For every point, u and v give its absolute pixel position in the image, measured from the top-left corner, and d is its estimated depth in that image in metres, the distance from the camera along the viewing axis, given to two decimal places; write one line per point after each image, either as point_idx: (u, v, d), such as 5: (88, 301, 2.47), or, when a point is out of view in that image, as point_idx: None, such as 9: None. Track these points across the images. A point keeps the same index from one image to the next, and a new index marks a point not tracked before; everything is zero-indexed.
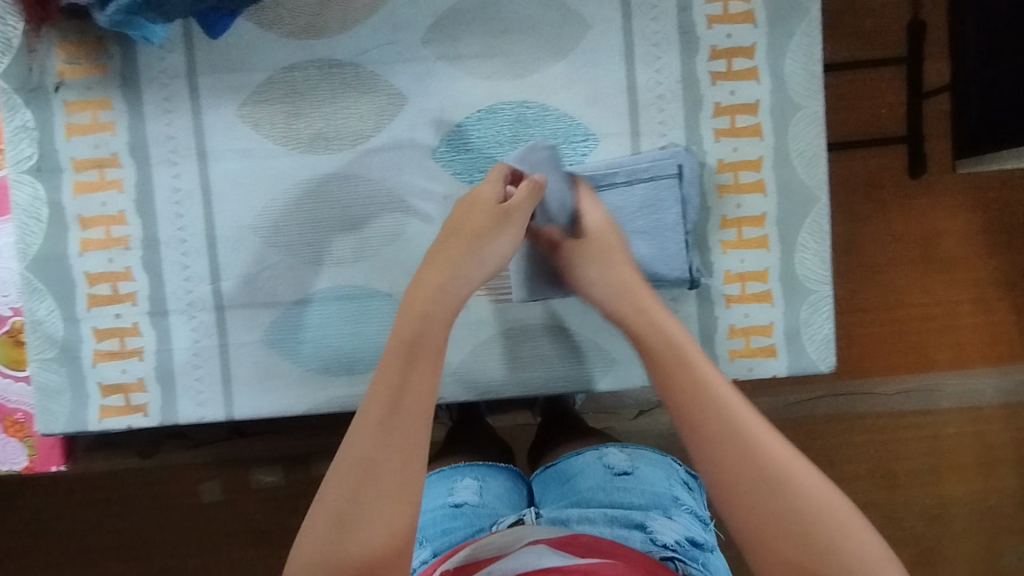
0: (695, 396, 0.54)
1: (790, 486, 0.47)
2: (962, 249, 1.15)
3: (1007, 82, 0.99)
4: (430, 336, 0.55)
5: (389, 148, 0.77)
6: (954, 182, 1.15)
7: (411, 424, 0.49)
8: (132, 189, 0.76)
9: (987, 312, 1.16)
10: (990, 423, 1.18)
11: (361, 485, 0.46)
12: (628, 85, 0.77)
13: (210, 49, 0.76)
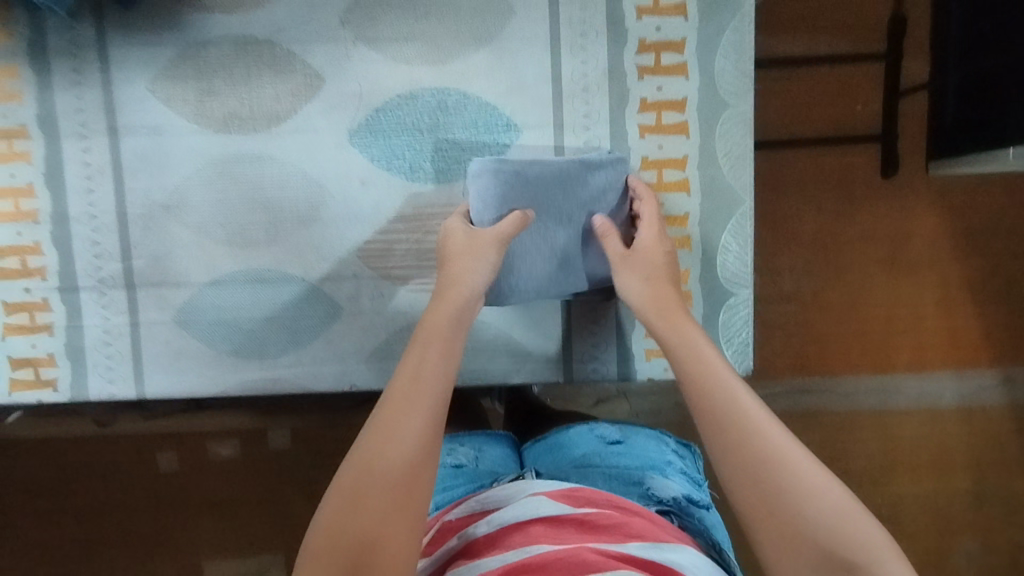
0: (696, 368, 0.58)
1: (770, 451, 0.50)
2: (928, 251, 1.14)
3: (978, 85, 0.96)
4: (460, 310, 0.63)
5: (303, 131, 0.76)
6: (914, 185, 1.13)
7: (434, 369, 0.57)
8: (40, 162, 0.75)
9: (951, 317, 1.15)
10: (947, 426, 1.17)
11: (388, 427, 0.52)
12: (552, 75, 0.76)
13: (121, 20, 0.74)
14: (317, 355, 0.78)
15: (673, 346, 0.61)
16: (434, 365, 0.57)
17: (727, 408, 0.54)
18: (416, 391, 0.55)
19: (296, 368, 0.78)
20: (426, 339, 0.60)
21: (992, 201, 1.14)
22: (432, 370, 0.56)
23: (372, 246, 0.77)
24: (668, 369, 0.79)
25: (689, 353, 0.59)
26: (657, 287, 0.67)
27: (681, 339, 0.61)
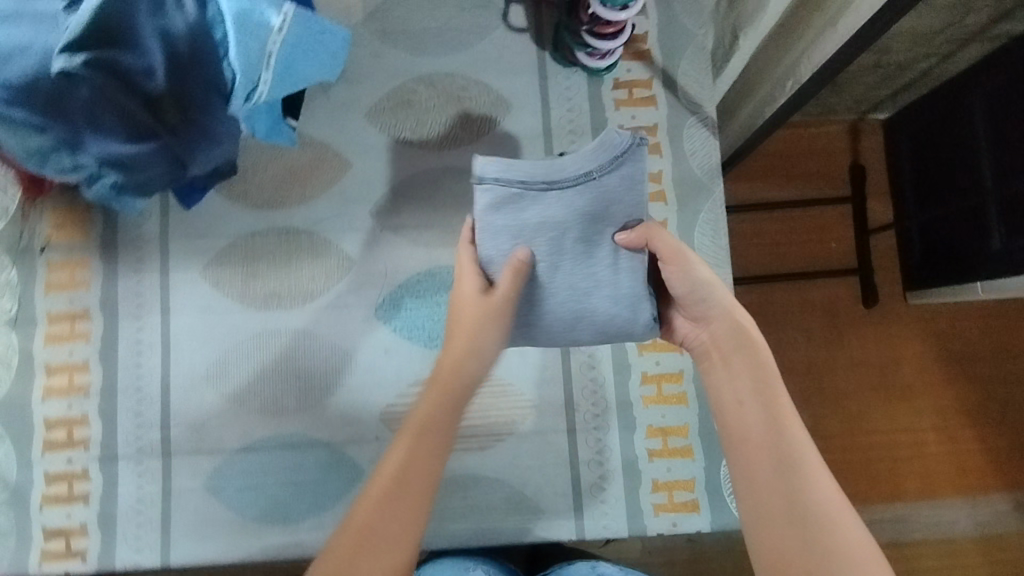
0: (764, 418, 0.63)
1: (814, 508, 0.58)
2: (918, 376, 1.21)
3: (939, 228, 1.09)
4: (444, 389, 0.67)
5: (334, 307, 0.85)
6: (894, 311, 1.22)
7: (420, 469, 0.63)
8: (97, 341, 0.84)
9: (952, 441, 1.20)
10: (968, 557, 1.18)
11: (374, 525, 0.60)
12: None
13: (182, 217, 0.86)
14: (340, 518, 0.81)
15: (742, 376, 0.65)
16: (421, 469, 0.63)
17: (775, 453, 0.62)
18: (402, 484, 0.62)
19: (318, 532, 0.81)
20: (421, 432, 0.64)
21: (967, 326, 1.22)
22: (416, 476, 0.62)
23: (393, 409, 0.84)
24: (677, 524, 0.82)
25: (755, 400, 0.64)
26: (719, 327, 0.67)
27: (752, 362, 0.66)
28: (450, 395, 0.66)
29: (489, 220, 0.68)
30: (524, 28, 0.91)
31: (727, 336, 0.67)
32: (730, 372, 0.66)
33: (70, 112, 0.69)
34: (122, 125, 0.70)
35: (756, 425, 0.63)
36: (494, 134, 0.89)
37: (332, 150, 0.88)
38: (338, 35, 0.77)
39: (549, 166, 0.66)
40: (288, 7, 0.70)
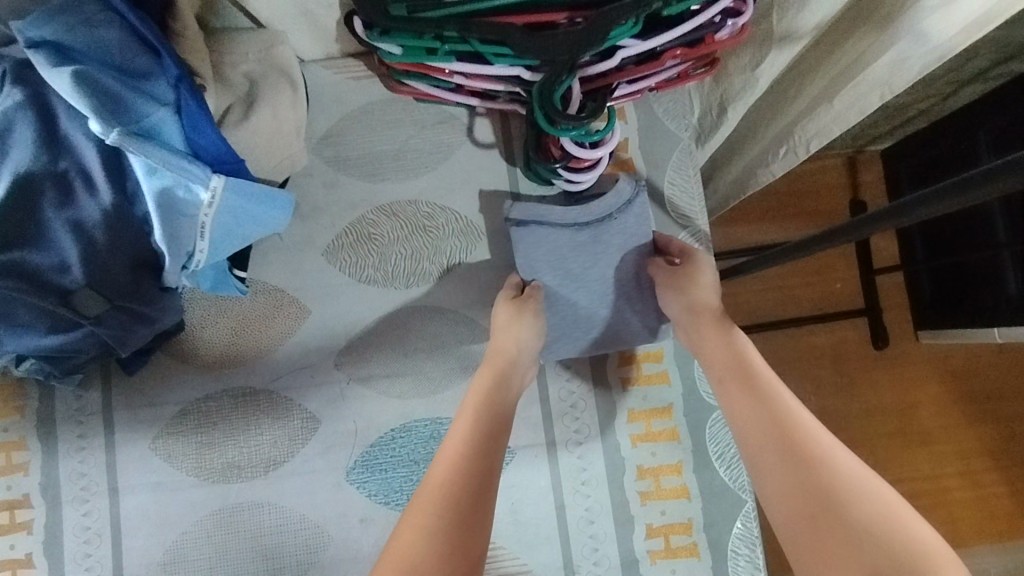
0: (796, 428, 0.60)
1: (818, 453, 0.57)
2: (936, 419, 1.18)
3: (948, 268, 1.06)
4: (489, 380, 0.68)
5: (301, 473, 0.77)
6: (909, 352, 1.18)
7: (478, 456, 0.61)
8: (40, 531, 0.75)
9: (977, 484, 1.17)
10: None
11: (427, 509, 0.56)
12: (539, 396, 0.78)
13: (127, 384, 0.78)
14: None
15: (718, 354, 0.68)
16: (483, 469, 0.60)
17: (761, 410, 0.62)
18: (456, 469, 0.59)
19: None
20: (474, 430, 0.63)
21: (986, 364, 1.19)
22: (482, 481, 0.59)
23: None
24: None
25: (736, 376, 0.66)
26: (691, 313, 0.72)
27: (726, 341, 0.69)
28: (499, 385, 0.68)
29: (529, 257, 0.76)
30: (491, 143, 0.83)
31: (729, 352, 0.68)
32: (740, 391, 0.64)
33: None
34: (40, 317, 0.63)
35: (770, 433, 0.60)
36: (465, 264, 0.81)
37: (288, 296, 0.80)
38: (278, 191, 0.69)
39: (577, 213, 0.75)
40: (217, 181, 0.62)
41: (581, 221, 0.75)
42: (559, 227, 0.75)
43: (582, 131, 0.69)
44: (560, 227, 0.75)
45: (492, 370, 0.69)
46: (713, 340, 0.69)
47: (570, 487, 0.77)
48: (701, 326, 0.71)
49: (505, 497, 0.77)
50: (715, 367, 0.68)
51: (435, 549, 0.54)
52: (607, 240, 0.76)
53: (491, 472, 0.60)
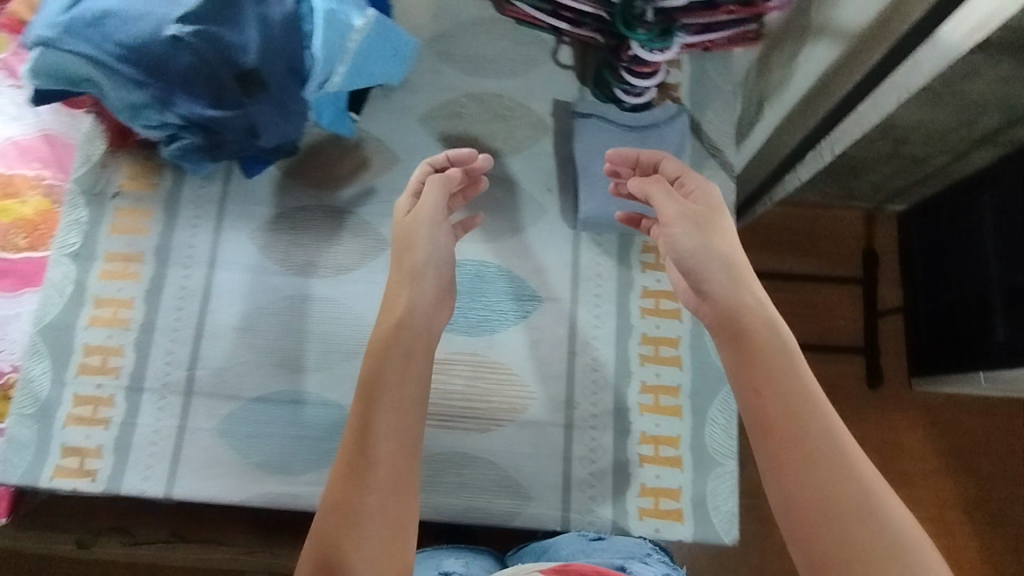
0: (801, 407, 0.64)
1: (846, 461, 0.61)
2: (920, 465, 1.28)
3: (943, 312, 1.17)
4: (409, 342, 0.73)
5: (366, 281, 0.92)
6: (902, 399, 1.30)
7: (388, 455, 0.66)
8: (146, 282, 0.91)
9: (949, 534, 1.24)
10: None
11: (342, 516, 0.63)
12: (571, 261, 0.94)
13: (242, 185, 0.95)
14: None
15: (761, 335, 0.68)
16: (395, 433, 0.68)
17: (803, 418, 0.63)
18: (371, 471, 0.65)
19: (316, 487, 0.85)
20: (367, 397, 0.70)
21: (972, 424, 1.29)
22: (395, 440, 0.67)
23: None
24: (660, 531, 0.85)
25: (767, 380, 0.66)
26: (718, 260, 0.72)
27: (760, 325, 0.69)
28: (408, 340, 0.73)
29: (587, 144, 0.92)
30: (570, 65, 1.02)
31: (733, 318, 0.70)
32: (748, 363, 0.68)
33: (170, 71, 0.80)
34: (208, 91, 0.81)
35: (780, 415, 0.64)
36: (531, 149, 0.98)
37: (383, 144, 0.98)
38: (402, 36, 0.90)
39: (632, 117, 0.92)
40: (371, 11, 0.83)
41: (634, 122, 0.93)
42: (616, 124, 0.92)
43: (654, 40, 0.88)
44: (618, 125, 0.92)
45: (395, 331, 0.73)
46: (754, 325, 0.69)
47: (583, 339, 0.91)
48: (721, 283, 0.72)
49: (528, 336, 0.91)
50: (750, 359, 0.68)
51: (357, 556, 0.61)
52: (651, 143, 0.93)
53: (404, 474, 0.66)
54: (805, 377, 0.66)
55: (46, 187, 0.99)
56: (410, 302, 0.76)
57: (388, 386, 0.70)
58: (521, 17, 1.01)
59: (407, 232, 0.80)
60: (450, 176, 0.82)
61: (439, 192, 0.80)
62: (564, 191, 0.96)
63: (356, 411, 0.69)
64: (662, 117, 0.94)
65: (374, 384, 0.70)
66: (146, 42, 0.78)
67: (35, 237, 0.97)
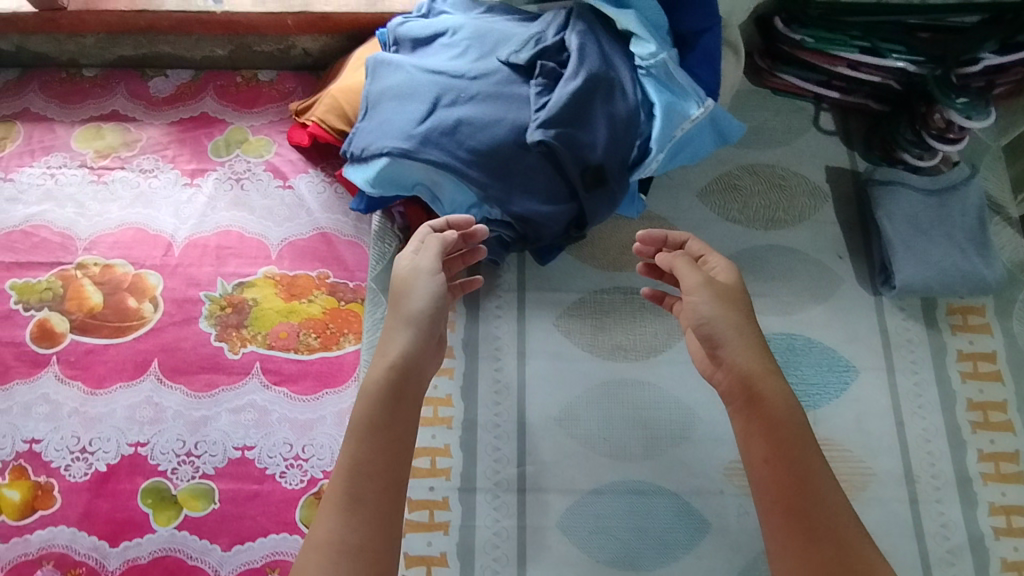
0: (815, 484, 0.68)
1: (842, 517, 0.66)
2: None
3: None
4: (410, 390, 0.73)
5: (678, 362, 0.91)
6: None
7: (331, 500, 0.66)
8: (460, 377, 0.90)
9: None
10: None
11: None
12: (879, 327, 0.92)
13: (538, 272, 0.95)
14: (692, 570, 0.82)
15: (768, 395, 0.71)
16: (381, 476, 0.68)
17: (774, 475, 0.69)
18: (384, 530, 0.66)
19: None
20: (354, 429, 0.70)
21: None
22: (369, 488, 0.67)
23: (737, 464, 0.87)
24: None
25: (772, 446, 0.70)
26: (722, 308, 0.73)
27: (775, 389, 0.71)
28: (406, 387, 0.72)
29: (889, 208, 0.91)
30: (832, 131, 1.02)
31: (746, 392, 0.72)
32: (755, 430, 0.72)
33: (515, 170, 0.81)
34: (546, 185, 0.82)
35: (788, 479, 0.68)
36: (814, 217, 0.98)
37: (667, 223, 0.98)
38: (732, 119, 0.84)
39: (930, 179, 0.92)
40: (710, 101, 0.81)
41: (931, 184, 0.92)
42: (912, 186, 0.92)
43: (973, 111, 0.86)
44: (914, 186, 0.92)
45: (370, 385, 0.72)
46: (763, 384, 0.71)
47: (907, 407, 0.89)
48: (719, 338, 0.73)
49: (852, 408, 0.89)
50: (768, 419, 0.71)
51: None
52: (953, 208, 0.91)
53: (338, 507, 0.66)
54: (806, 442, 0.70)
55: (329, 286, 0.99)
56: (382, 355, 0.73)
57: (399, 438, 0.70)
58: (781, 88, 1.02)
59: (399, 288, 0.76)
60: (447, 239, 0.78)
61: (438, 250, 0.77)
62: (857, 258, 0.95)
63: (347, 451, 0.68)
64: (960, 176, 0.93)
65: (374, 427, 0.69)
66: (494, 145, 0.79)
67: (326, 338, 0.97)
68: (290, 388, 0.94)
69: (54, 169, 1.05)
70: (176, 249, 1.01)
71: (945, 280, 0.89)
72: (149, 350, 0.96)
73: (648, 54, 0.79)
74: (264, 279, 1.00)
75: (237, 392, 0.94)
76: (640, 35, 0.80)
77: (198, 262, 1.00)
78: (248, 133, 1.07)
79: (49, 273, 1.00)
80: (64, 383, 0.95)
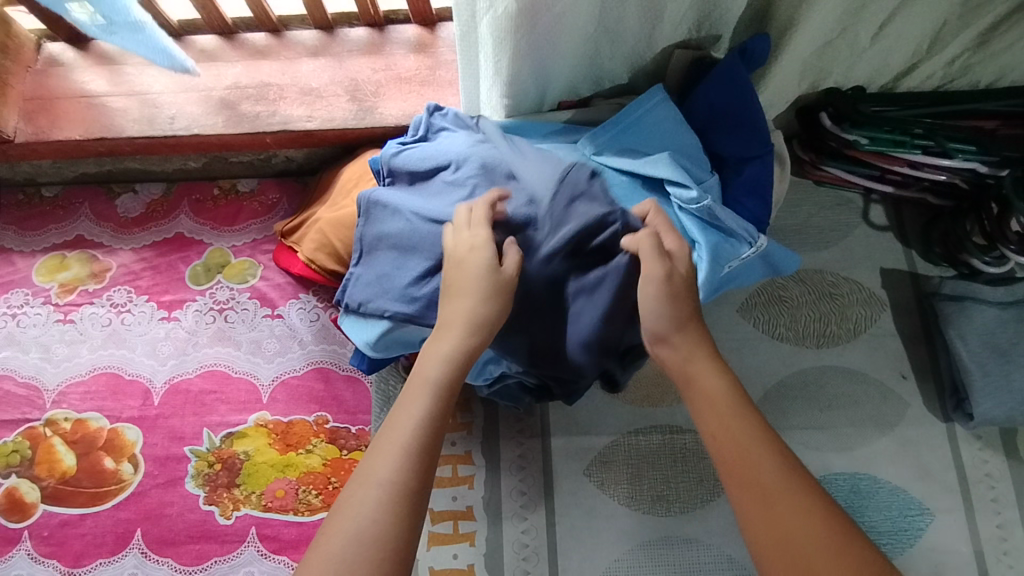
0: (796, 507, 0.54)
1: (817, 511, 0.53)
2: None
3: None
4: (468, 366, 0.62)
5: (727, 512, 0.80)
6: None
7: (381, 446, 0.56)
8: (483, 544, 0.80)
9: None
10: None
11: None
12: (954, 460, 0.81)
13: (564, 413, 0.85)
14: None
15: (708, 388, 0.60)
16: (423, 455, 0.56)
17: (738, 469, 0.56)
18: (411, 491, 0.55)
19: None
20: (409, 429, 0.57)
21: None
22: (418, 450, 0.56)
23: None
24: None
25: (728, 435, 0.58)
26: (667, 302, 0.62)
27: (708, 379, 0.61)
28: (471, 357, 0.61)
29: (958, 327, 0.81)
30: (886, 225, 0.91)
31: (755, 495, 0.55)
32: (718, 435, 0.58)
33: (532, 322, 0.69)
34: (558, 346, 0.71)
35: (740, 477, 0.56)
36: (869, 331, 0.87)
37: None
38: (787, 252, 0.74)
39: (1006, 291, 0.81)
40: (762, 239, 0.70)
41: (1008, 296, 0.81)
42: (984, 299, 0.81)
43: None
44: (988, 299, 0.81)
45: (432, 344, 0.62)
46: (700, 373, 0.61)
47: (992, 557, 0.78)
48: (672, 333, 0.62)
49: (930, 559, 0.78)
50: (713, 411, 0.59)
51: None
52: None
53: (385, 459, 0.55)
54: (751, 422, 0.58)
55: (329, 432, 0.89)
56: (448, 358, 0.60)
57: (445, 417, 0.59)
58: (826, 180, 0.91)
59: (479, 278, 0.62)
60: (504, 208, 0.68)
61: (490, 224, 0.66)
62: (924, 378, 0.84)
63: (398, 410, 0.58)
64: None
65: (427, 384, 0.59)
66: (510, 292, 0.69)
67: (328, 496, 0.86)
68: (293, 557, 0.84)
69: (15, 309, 0.95)
70: (156, 395, 0.91)
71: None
72: (132, 519, 0.86)
73: (689, 198, 0.69)
74: (257, 428, 0.89)
75: (232, 565, 0.84)
76: (676, 170, 0.70)
77: (183, 412, 0.90)
78: (229, 255, 0.97)
79: (17, 433, 0.90)
80: (38, 562, 0.85)
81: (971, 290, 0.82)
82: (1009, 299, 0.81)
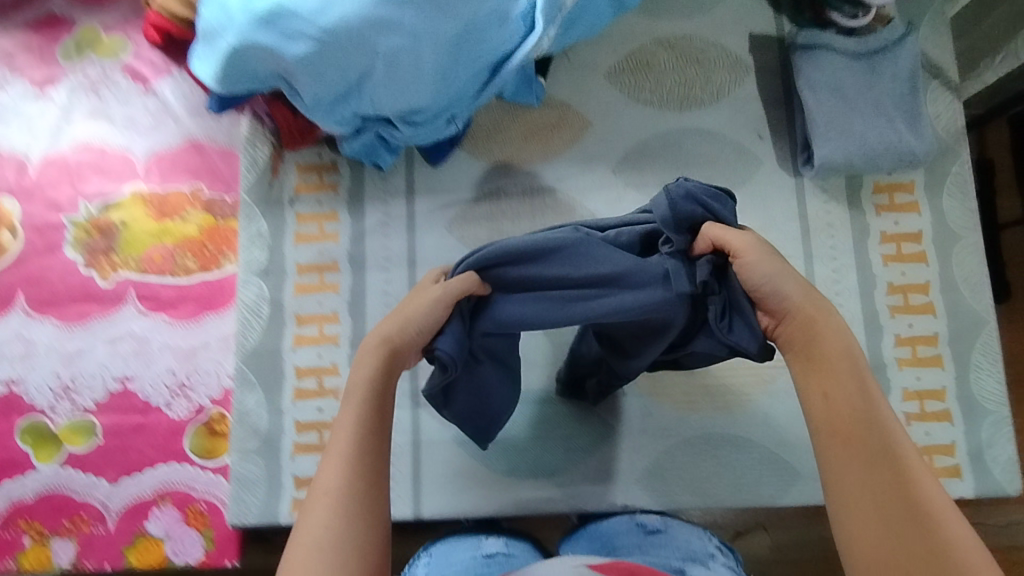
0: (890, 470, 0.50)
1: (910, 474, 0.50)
2: None
3: None
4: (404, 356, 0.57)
5: None
6: None
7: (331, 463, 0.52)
8: (347, 292, 0.83)
9: None
10: None
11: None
12: (799, 212, 0.84)
13: (429, 175, 0.86)
14: (591, 476, 0.79)
15: (825, 340, 0.55)
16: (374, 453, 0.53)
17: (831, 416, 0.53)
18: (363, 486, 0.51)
19: (572, 489, 0.79)
20: (356, 446, 0.52)
21: None
22: (368, 450, 0.53)
23: None
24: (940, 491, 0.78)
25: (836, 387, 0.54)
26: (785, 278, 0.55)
27: (828, 339, 0.55)
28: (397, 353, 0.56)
29: (811, 78, 0.82)
30: None
31: (863, 477, 0.51)
32: (827, 395, 0.54)
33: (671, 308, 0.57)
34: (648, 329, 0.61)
35: (843, 426, 0.53)
36: (733, 94, 0.87)
37: (572, 110, 0.87)
38: None
39: (859, 43, 0.81)
40: None
41: (861, 48, 0.82)
42: (839, 50, 0.82)
43: None
44: (844, 52, 0.82)
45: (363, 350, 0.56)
46: (824, 329, 0.55)
47: (824, 297, 0.82)
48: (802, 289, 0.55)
49: None
50: (824, 360, 0.54)
51: None
52: (883, 72, 0.81)
53: (337, 472, 0.51)
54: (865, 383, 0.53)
55: (204, 201, 0.90)
56: (375, 367, 0.55)
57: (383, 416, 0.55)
58: None
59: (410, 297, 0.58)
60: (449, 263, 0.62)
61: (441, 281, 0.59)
62: (778, 138, 0.86)
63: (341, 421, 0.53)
64: (895, 35, 0.82)
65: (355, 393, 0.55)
66: (622, 289, 0.57)
67: (203, 259, 0.89)
68: (170, 315, 0.88)
69: None
70: (32, 169, 0.91)
71: (880, 159, 0.80)
72: (12, 282, 0.88)
73: None
74: (132, 198, 0.90)
75: (112, 322, 0.87)
76: None
77: (58, 183, 0.91)
78: (98, 31, 0.94)
79: None
80: None
81: (827, 43, 0.82)
82: (862, 51, 0.82)
